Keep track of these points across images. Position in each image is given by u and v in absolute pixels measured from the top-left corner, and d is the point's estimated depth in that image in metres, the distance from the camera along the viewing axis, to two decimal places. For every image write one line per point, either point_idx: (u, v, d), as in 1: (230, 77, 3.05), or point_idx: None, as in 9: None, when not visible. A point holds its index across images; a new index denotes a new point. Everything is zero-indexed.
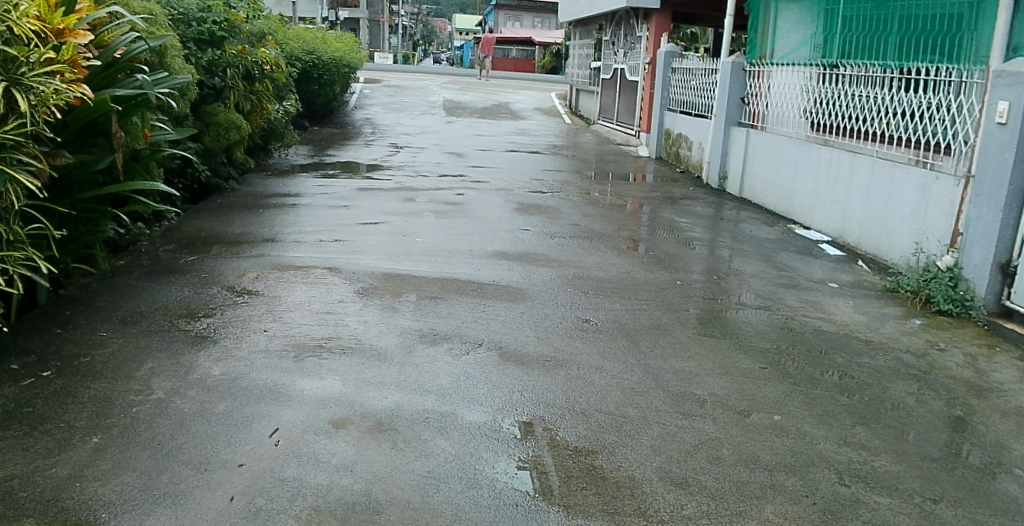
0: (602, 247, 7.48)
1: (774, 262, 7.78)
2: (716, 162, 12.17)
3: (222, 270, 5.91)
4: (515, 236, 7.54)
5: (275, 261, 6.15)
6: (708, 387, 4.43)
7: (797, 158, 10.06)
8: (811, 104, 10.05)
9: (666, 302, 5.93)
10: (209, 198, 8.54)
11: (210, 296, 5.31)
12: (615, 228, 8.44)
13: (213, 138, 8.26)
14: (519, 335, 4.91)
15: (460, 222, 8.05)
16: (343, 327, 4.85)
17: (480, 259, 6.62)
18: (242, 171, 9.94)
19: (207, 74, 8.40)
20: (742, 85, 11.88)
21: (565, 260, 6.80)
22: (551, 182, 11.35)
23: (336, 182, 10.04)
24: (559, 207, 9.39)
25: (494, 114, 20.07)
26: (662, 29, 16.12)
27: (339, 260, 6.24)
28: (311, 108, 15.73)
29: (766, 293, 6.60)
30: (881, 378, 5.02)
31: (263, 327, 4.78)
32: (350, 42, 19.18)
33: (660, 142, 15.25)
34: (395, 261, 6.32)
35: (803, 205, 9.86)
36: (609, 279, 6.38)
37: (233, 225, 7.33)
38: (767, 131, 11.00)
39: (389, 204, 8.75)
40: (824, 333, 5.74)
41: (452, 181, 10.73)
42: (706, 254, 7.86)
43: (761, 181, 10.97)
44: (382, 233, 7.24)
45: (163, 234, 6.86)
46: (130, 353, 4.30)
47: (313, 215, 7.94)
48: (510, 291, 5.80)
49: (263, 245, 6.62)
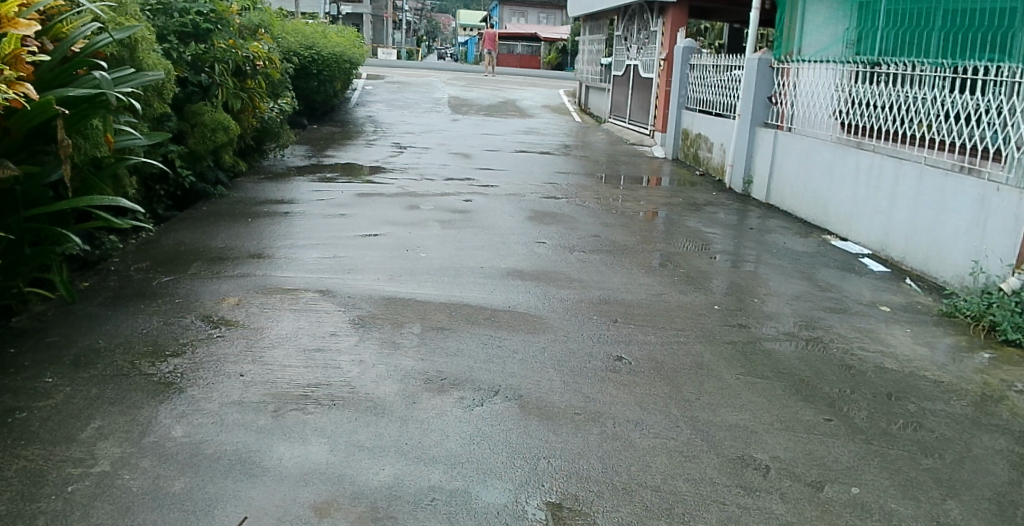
0: (626, 263, 6.75)
1: (815, 281, 7.04)
2: (741, 165, 11.42)
3: (199, 294, 5.18)
4: (530, 250, 6.81)
5: (260, 283, 5.41)
6: (768, 448, 3.71)
7: (833, 164, 9.31)
8: (847, 105, 9.30)
9: (705, 333, 5.20)
10: (194, 206, 7.86)
11: (182, 328, 4.59)
12: (638, 240, 7.71)
13: (198, 140, 7.54)
14: (542, 379, 4.19)
15: (469, 233, 7.31)
16: (333, 370, 4.12)
17: (491, 278, 5.89)
18: (234, 174, 9.24)
19: (192, 70, 7.68)
20: (769, 83, 11.09)
21: (587, 280, 6.08)
22: (565, 187, 10.60)
23: (334, 187, 9.30)
24: (574, 214, 8.66)
25: (500, 112, 19.30)
26: (678, 24, 15.44)
27: (333, 281, 5.51)
28: (311, 105, 15.00)
29: (814, 319, 5.87)
30: (961, 430, 4.29)
31: (239, 371, 4.05)
32: (351, 36, 18.44)
33: (677, 142, 14.50)
34: (396, 283, 5.59)
35: (839, 214, 9.12)
36: (637, 303, 5.66)
37: (217, 237, 6.61)
38: (798, 133, 10.26)
39: (391, 212, 8.01)
40: (888, 372, 5.01)
41: (459, 185, 10.00)
42: (740, 270, 7.14)
43: (791, 187, 10.22)
44: (381, 247, 6.50)
45: (138, 249, 6.16)
46: (77, 408, 3.61)
47: (308, 225, 7.20)
48: (527, 320, 5.07)
49: (249, 262, 5.90)
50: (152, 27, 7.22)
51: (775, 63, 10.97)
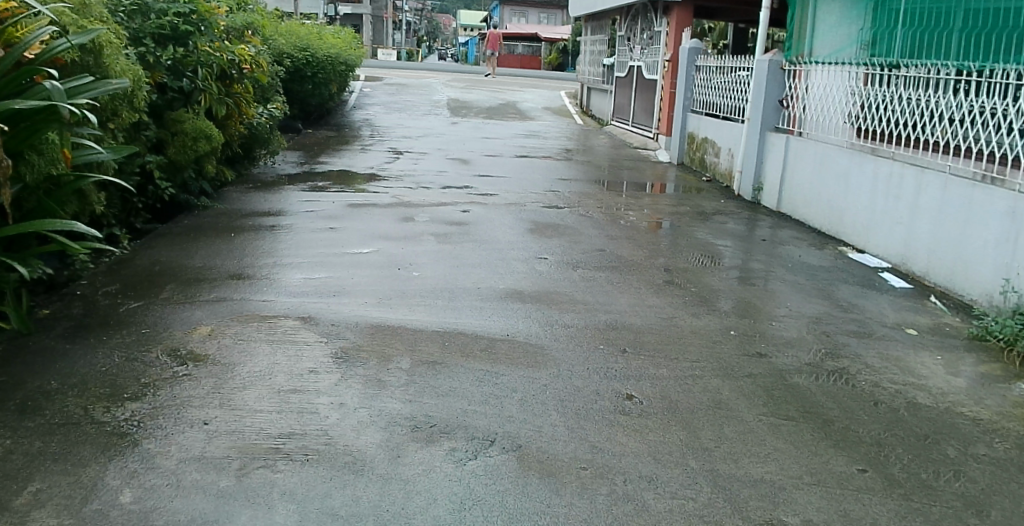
0: (633, 281, 6.31)
1: (834, 299, 6.61)
2: (750, 171, 10.97)
3: (168, 322, 4.75)
4: (531, 267, 6.37)
5: (238, 309, 4.98)
6: (798, 509, 3.33)
7: (849, 172, 8.86)
8: (865, 109, 8.84)
9: (720, 366, 4.77)
10: (176, 219, 7.44)
11: (145, 365, 4.17)
12: (645, 254, 7.27)
13: (179, 150, 7.09)
14: (544, 426, 3.77)
15: (466, 248, 6.88)
16: (310, 416, 3.69)
17: (488, 301, 5.46)
18: (220, 184, 8.81)
19: (173, 76, 7.25)
20: (780, 86, 10.62)
21: (591, 301, 5.64)
22: (567, 195, 10.16)
23: (325, 197, 8.86)
24: (577, 226, 8.22)
25: (501, 115, 18.85)
26: (683, 24, 14.97)
27: (316, 307, 5.08)
28: (305, 109, 14.56)
29: (836, 347, 5.44)
30: (1007, 478, 3.86)
31: (203, 419, 3.65)
32: (348, 37, 18.03)
33: (682, 146, 14.04)
34: (384, 308, 5.15)
35: (856, 225, 8.67)
36: (646, 329, 5.22)
37: (197, 255, 6.18)
38: (811, 139, 9.81)
39: (384, 225, 7.57)
40: (920, 409, 4.58)
41: (457, 194, 9.56)
42: (754, 288, 6.70)
43: (804, 195, 9.77)
44: (371, 266, 6.07)
45: (110, 269, 5.73)
46: (14, 469, 3.23)
47: (294, 240, 6.77)
48: (527, 351, 4.63)
49: (227, 284, 5.47)
50: (128, 30, 6.78)
51: (785, 65, 10.51)
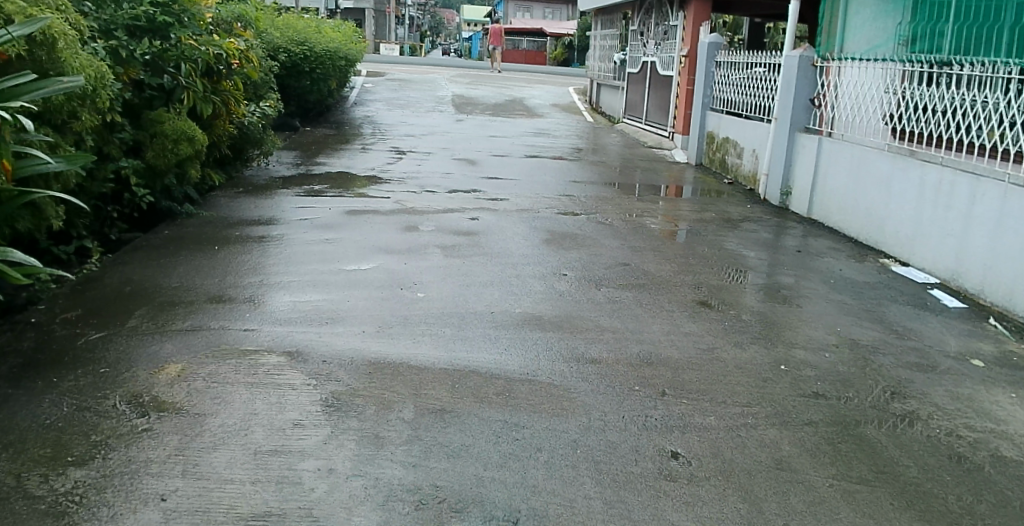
0: (664, 303, 5.64)
1: (887, 324, 5.92)
2: (778, 174, 10.28)
3: (132, 360, 4.09)
4: (549, 287, 5.70)
5: (216, 343, 4.33)
6: None
7: (891, 179, 8.17)
8: (908, 110, 8.14)
9: (775, 413, 4.10)
10: (155, 229, 6.80)
11: (97, 416, 3.50)
12: (674, 269, 6.59)
13: (158, 153, 6.43)
14: (576, 501, 3.13)
15: (475, 263, 6.20)
16: (290, 489, 3.05)
17: (503, 329, 4.79)
18: (208, 188, 8.17)
19: (152, 72, 6.59)
20: (811, 83, 9.92)
21: (619, 328, 4.98)
22: (583, 200, 9.48)
23: (321, 203, 8.19)
24: (595, 235, 7.55)
25: (507, 112, 18.16)
26: (701, 17, 14.25)
27: (304, 338, 4.41)
28: (304, 105, 13.87)
29: (900, 386, 4.76)
30: None
31: (161, 492, 3.00)
32: (349, 30, 17.34)
33: (701, 146, 13.33)
34: (385, 338, 4.49)
35: (900, 235, 8.00)
36: (685, 364, 4.54)
37: (175, 272, 5.52)
38: (846, 140, 9.10)
39: (385, 235, 6.90)
40: (1009, 466, 3.91)
41: (464, 199, 8.89)
42: (795, 309, 6.02)
43: (839, 202, 9.09)
44: (370, 286, 5.40)
45: (75, 290, 5.08)
46: None
47: (286, 254, 6.11)
48: (551, 395, 3.96)
49: (206, 310, 4.81)
50: (97, 21, 6.08)
51: (817, 61, 9.80)
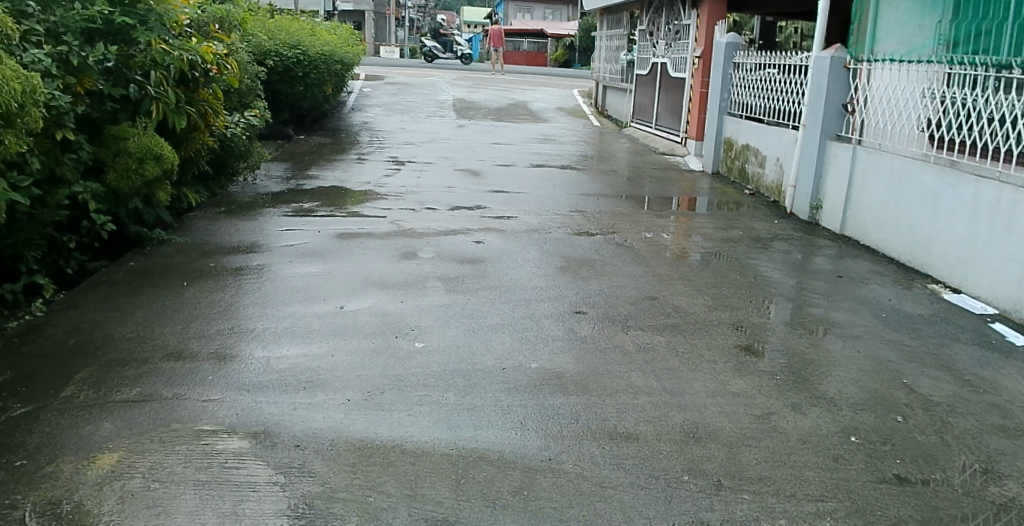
0: (702, 350, 4.83)
1: (956, 372, 5.09)
2: (806, 185, 9.43)
3: (58, 446, 3.37)
4: (568, 331, 4.90)
5: (163, 419, 3.58)
6: None
7: (938, 192, 7.32)
8: (960, 119, 7.25)
9: (855, 508, 3.36)
10: (121, 258, 6.00)
11: None
12: (707, 303, 5.78)
13: (121, 175, 5.58)
14: None
15: (482, 299, 5.40)
16: None
17: (515, 392, 3.99)
18: (183, 208, 7.37)
19: (114, 81, 5.79)
20: (844, 87, 9.02)
21: (654, 389, 4.17)
22: (597, 217, 8.67)
23: (309, 223, 7.38)
24: (614, 261, 6.73)
25: (511, 117, 17.32)
26: (716, 16, 13.43)
27: (274, 412, 3.63)
28: (297, 112, 13.08)
29: (991, 461, 3.95)
30: None
31: None
32: (345, 33, 16.54)
33: (718, 153, 12.48)
34: (374, 410, 3.70)
35: (949, 257, 7.17)
36: (739, 440, 3.77)
37: (131, 317, 4.73)
38: (884, 150, 8.24)
39: (378, 264, 6.09)
40: None
41: (467, 217, 8.06)
42: (850, 352, 5.20)
43: (875, 217, 8.23)
44: (358, 333, 4.59)
45: (8, 345, 4.30)
46: None
47: (263, 289, 5.30)
48: (581, 495, 3.20)
49: (162, 371, 4.02)
50: (44, 23, 5.25)
51: (849, 62, 8.91)
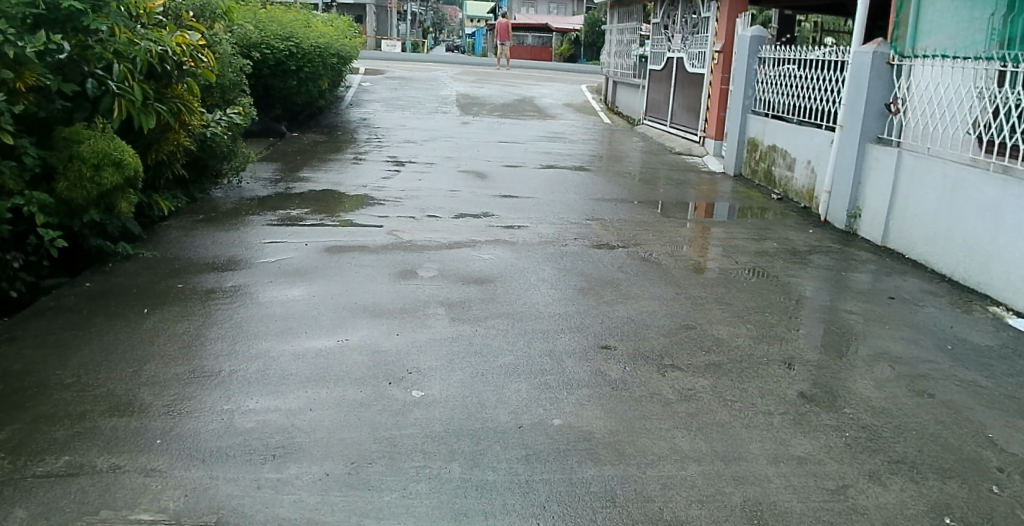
0: (753, 397, 4.07)
1: None
2: (842, 192, 8.65)
3: None
4: (593, 374, 4.15)
5: (91, 505, 2.83)
6: None
7: (999, 204, 6.54)
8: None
9: None
10: (79, 277, 5.23)
11: None
12: (749, 334, 5.02)
13: (73, 184, 4.83)
14: None
15: (491, 331, 4.64)
16: None
17: (534, 461, 3.25)
18: (156, 216, 6.63)
19: (67, 76, 5.05)
20: (886, 85, 8.21)
21: (703, 456, 3.43)
22: (615, 226, 7.92)
23: (297, 234, 6.63)
24: (638, 280, 5.97)
25: (517, 113, 16.55)
26: (738, 10, 12.52)
27: (234, 493, 2.91)
28: (291, 108, 12.32)
29: None
30: None
31: None
32: (344, 26, 15.75)
33: (741, 154, 11.68)
34: (360, 491, 2.96)
35: (1012, 277, 6.39)
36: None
37: (77, 355, 3.98)
38: (933, 154, 7.45)
39: (371, 285, 5.33)
40: None
41: (472, 227, 7.31)
42: (921, 396, 4.44)
43: (923, 229, 7.44)
44: (345, 379, 3.82)
45: None
46: None
47: (237, 319, 4.55)
48: None
49: (99, 432, 3.26)
50: None
51: (892, 58, 8.08)
